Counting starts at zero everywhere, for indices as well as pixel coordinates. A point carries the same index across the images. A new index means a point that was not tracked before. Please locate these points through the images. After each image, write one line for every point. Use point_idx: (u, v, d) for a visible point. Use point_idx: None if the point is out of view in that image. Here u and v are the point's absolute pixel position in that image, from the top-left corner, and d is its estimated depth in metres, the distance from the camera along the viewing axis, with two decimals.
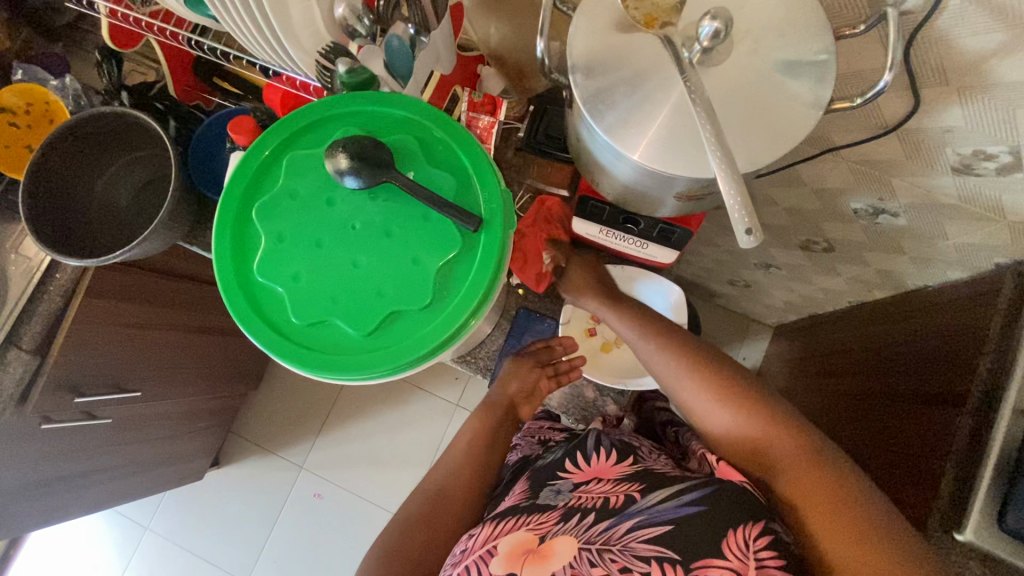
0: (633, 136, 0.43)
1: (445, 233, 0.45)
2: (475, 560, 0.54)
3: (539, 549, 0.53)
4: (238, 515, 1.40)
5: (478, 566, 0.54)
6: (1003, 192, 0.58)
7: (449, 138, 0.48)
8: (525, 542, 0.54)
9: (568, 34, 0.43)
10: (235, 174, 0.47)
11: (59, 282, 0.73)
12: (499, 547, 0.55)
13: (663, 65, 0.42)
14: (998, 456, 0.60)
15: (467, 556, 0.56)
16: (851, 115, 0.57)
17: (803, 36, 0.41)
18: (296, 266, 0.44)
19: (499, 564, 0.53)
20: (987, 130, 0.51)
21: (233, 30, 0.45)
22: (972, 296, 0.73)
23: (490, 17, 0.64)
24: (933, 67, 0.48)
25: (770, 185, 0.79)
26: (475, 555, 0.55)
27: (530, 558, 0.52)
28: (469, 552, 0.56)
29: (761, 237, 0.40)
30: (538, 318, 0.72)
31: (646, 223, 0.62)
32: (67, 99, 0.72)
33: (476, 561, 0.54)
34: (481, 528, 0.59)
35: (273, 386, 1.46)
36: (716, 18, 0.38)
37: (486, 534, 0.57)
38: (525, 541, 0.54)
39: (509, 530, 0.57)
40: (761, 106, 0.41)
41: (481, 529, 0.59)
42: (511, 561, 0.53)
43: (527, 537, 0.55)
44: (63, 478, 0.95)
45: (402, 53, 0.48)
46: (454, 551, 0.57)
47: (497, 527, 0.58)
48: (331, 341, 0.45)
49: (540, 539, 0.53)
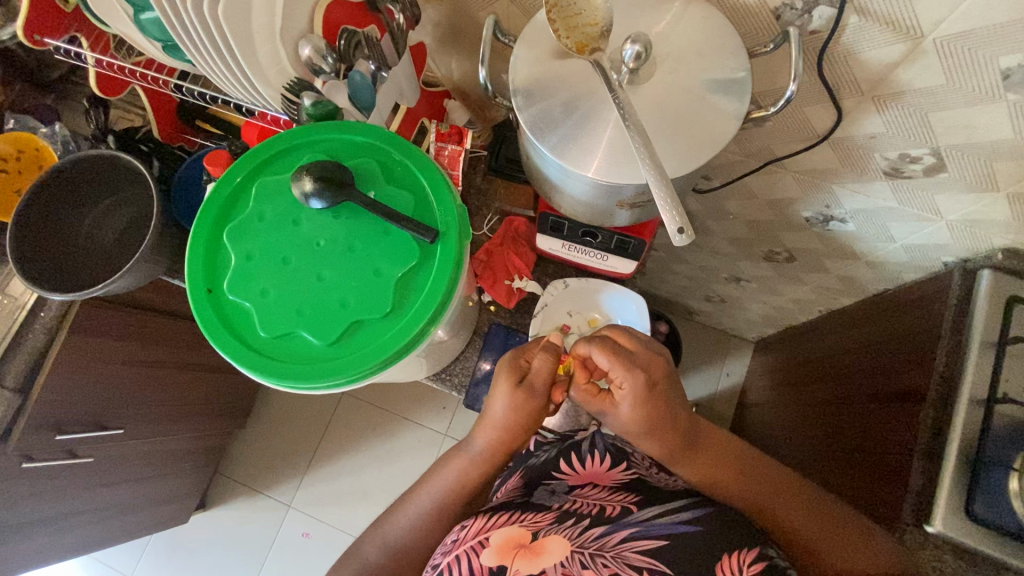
0: (574, 152, 0.46)
1: (404, 245, 0.48)
2: (466, 551, 0.54)
3: (530, 544, 0.53)
4: (225, 558, 1.37)
5: (468, 555, 0.54)
6: (935, 192, 0.62)
7: (407, 159, 0.52)
8: (518, 537, 0.55)
9: (511, 63, 0.48)
10: (206, 202, 0.50)
11: (44, 319, 0.74)
12: (490, 538, 0.55)
13: (596, 87, 0.47)
14: (958, 451, 0.61)
15: (458, 545, 0.56)
16: (785, 128, 0.62)
17: (721, 55, 0.46)
18: (263, 281, 0.47)
19: (491, 556, 0.53)
20: (908, 135, 0.56)
21: (209, 71, 0.49)
22: (929, 293, 0.75)
23: (450, 55, 0.69)
24: (848, 81, 0.52)
25: (726, 198, 0.84)
26: (466, 546, 0.55)
27: (522, 552, 0.53)
28: (460, 542, 0.56)
29: (692, 235, 0.43)
30: (510, 332, 0.73)
31: (603, 236, 0.66)
32: (56, 145, 0.77)
33: (467, 551, 0.54)
34: (474, 519, 0.60)
35: (260, 423, 1.46)
36: (636, 42, 0.43)
37: (477, 526, 0.58)
38: (518, 535, 0.55)
39: (501, 525, 0.57)
40: (685, 118, 0.45)
41: (473, 520, 0.60)
42: (502, 554, 0.53)
43: (520, 533, 0.55)
44: (45, 523, 0.93)
45: (365, 86, 0.53)
46: (445, 540, 0.58)
47: (488, 520, 0.59)
48: (296, 352, 0.47)
49: (532, 536, 0.54)
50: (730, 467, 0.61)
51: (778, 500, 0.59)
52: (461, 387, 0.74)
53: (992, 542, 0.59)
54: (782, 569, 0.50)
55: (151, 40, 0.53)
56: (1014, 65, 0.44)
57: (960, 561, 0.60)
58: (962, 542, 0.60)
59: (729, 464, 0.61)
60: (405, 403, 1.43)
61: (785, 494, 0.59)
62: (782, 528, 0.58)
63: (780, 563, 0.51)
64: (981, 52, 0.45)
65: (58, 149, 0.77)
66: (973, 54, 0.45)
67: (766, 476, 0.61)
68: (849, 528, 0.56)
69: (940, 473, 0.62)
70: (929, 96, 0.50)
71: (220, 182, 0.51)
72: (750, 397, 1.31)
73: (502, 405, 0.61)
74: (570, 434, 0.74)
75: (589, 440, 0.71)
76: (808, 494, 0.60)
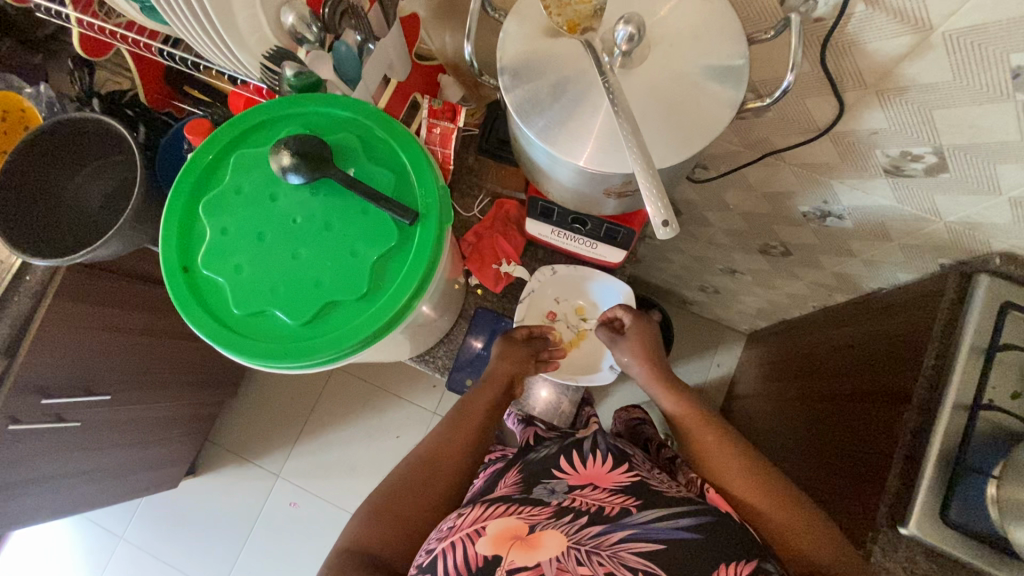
0: (560, 138, 0.45)
1: (382, 225, 0.47)
2: (462, 538, 0.54)
3: (528, 537, 0.53)
4: (214, 523, 1.40)
5: (464, 543, 0.53)
6: (933, 192, 0.60)
7: (390, 137, 0.50)
8: (516, 528, 0.54)
9: (499, 40, 0.46)
10: (182, 171, 0.48)
11: (29, 283, 0.74)
12: (487, 528, 0.55)
13: (586, 69, 0.45)
14: (938, 455, 0.61)
15: (453, 532, 0.55)
16: (785, 119, 0.60)
17: (718, 41, 0.44)
18: (238, 257, 0.46)
19: (486, 545, 0.52)
20: (910, 132, 0.54)
21: (186, 35, 0.47)
22: (923, 294, 0.74)
23: (444, 28, 0.67)
24: (851, 72, 0.50)
25: (723, 189, 0.82)
26: (463, 533, 0.54)
27: (518, 543, 0.52)
28: (456, 529, 0.55)
29: (677, 228, 0.42)
30: (494, 317, 0.73)
31: (593, 224, 0.64)
32: (41, 105, 0.75)
33: (464, 538, 0.54)
34: (470, 508, 0.59)
35: (251, 393, 1.46)
36: (629, 22, 0.41)
37: (475, 514, 0.57)
38: (515, 527, 0.54)
39: (498, 515, 0.57)
40: (677, 107, 0.44)
41: (470, 509, 0.59)
42: (498, 543, 0.52)
43: (517, 524, 0.55)
44: (30, 484, 0.94)
45: (350, 58, 0.52)
46: (439, 526, 0.57)
47: (485, 510, 0.58)
48: (267, 330, 0.46)
49: (528, 529, 0.54)
50: (694, 421, 0.67)
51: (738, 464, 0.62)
52: (445, 369, 0.75)
53: (964, 545, 0.60)
54: None
55: (129, 1, 0.51)
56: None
57: (931, 563, 0.61)
58: (932, 543, 0.60)
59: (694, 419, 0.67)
60: (394, 379, 1.44)
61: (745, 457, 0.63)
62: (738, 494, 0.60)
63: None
64: (991, 49, 0.43)
65: (43, 109, 0.75)
66: (982, 50, 0.43)
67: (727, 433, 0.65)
68: (806, 507, 0.57)
69: (917, 474, 0.62)
70: (934, 93, 0.48)
71: (197, 151, 0.49)
72: (739, 389, 1.30)
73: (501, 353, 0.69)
74: (572, 433, 0.73)
75: (586, 441, 0.68)
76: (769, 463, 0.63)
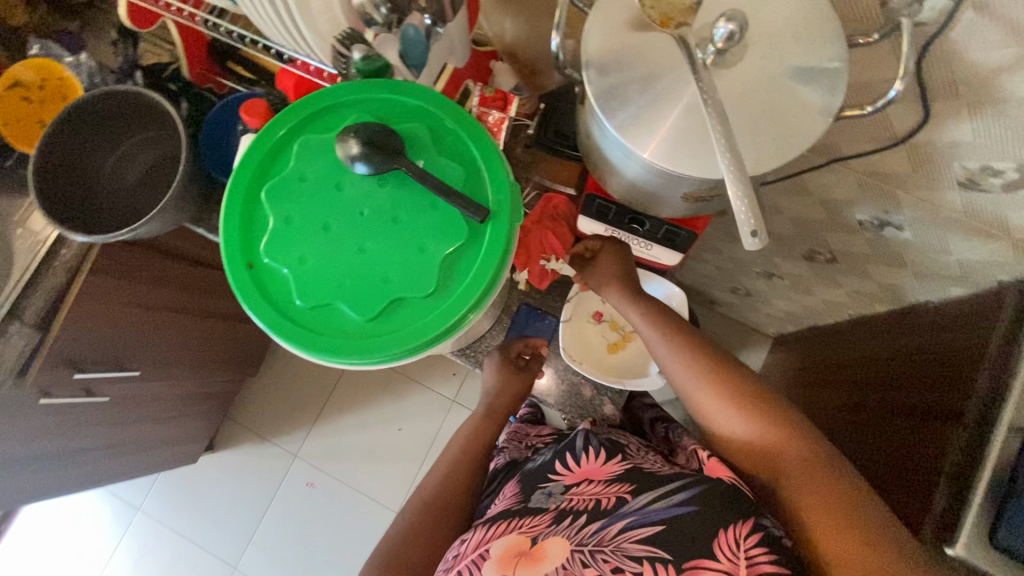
0: (644, 136, 0.43)
1: (451, 221, 0.45)
2: (469, 564, 0.55)
3: (530, 551, 0.53)
4: (230, 499, 1.41)
5: (472, 569, 0.54)
6: (1008, 209, 0.58)
7: (459, 128, 0.48)
8: (517, 545, 0.55)
9: (583, 32, 0.44)
10: (245, 156, 0.47)
11: (65, 257, 0.73)
12: (491, 550, 0.55)
13: (676, 66, 0.43)
14: (992, 475, 0.59)
15: (459, 561, 0.57)
16: (860, 126, 0.58)
17: (819, 42, 0.41)
18: (303, 248, 0.45)
19: (493, 567, 0.54)
20: (996, 146, 0.51)
21: (253, 13, 0.45)
22: (977, 310, 0.72)
23: (505, 14, 0.64)
24: (944, 80, 0.48)
25: (776, 192, 0.80)
26: (468, 559, 0.56)
27: (523, 561, 0.53)
28: (461, 557, 0.57)
29: (766, 240, 0.40)
30: (538, 316, 0.72)
31: (651, 224, 0.63)
32: (82, 76, 0.73)
33: (470, 564, 0.55)
34: (474, 531, 0.60)
35: (270, 373, 1.46)
36: (731, 20, 0.39)
37: (477, 539, 0.58)
38: (518, 543, 0.55)
39: (500, 533, 0.58)
40: (769, 111, 0.42)
41: (473, 532, 0.60)
42: (503, 564, 0.53)
43: (520, 539, 0.55)
44: (57, 455, 0.94)
45: (418, 41, 0.49)
46: (446, 557, 0.59)
47: (489, 530, 0.59)
48: (333, 325, 0.45)
49: (531, 542, 0.54)
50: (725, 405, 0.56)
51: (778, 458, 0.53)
52: (484, 365, 0.75)
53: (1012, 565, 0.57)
54: (778, 539, 0.49)
55: None
56: None
57: None
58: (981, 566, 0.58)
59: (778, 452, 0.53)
60: (415, 366, 1.43)
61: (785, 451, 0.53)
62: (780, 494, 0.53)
63: (774, 533, 0.49)
64: None
65: (83, 80, 0.74)
66: None
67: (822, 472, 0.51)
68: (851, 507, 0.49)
69: (969, 495, 0.60)
70: None
71: (260, 134, 0.48)
72: None
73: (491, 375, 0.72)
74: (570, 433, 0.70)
75: (573, 441, 0.66)
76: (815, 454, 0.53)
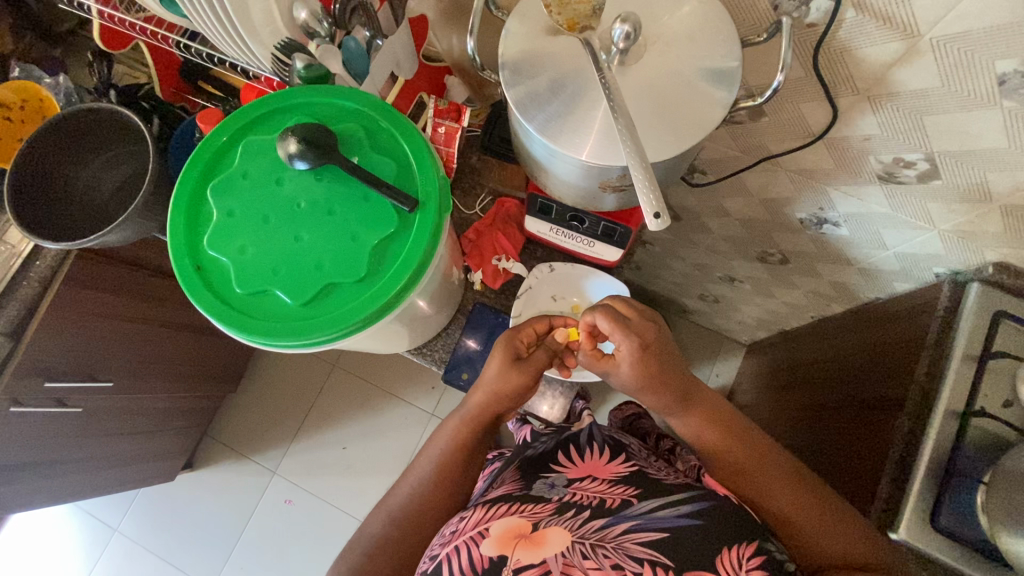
0: (559, 132, 0.46)
1: (382, 211, 0.48)
2: (465, 541, 0.55)
3: (531, 535, 0.53)
4: (208, 518, 1.40)
5: (468, 546, 0.54)
6: (926, 199, 0.61)
7: (392, 127, 0.52)
8: (517, 527, 0.54)
9: (501, 36, 0.48)
10: (193, 156, 0.50)
11: (39, 267, 0.76)
12: (490, 529, 0.55)
13: (583, 67, 0.46)
14: (930, 457, 0.61)
15: (457, 536, 0.56)
16: (781, 123, 0.61)
17: (713, 43, 0.45)
18: (241, 239, 0.48)
19: (492, 546, 0.53)
20: (902, 138, 0.55)
21: (203, 28, 0.49)
22: (918, 303, 0.74)
23: (451, 30, 0.69)
24: (844, 76, 0.52)
25: (722, 194, 0.83)
26: (466, 536, 0.55)
27: (522, 542, 0.52)
28: (460, 532, 0.57)
29: (667, 220, 0.43)
30: (493, 313, 0.74)
31: (591, 221, 0.66)
32: (60, 96, 0.78)
33: (467, 541, 0.54)
34: (472, 511, 0.60)
35: (250, 389, 1.47)
36: (625, 21, 0.42)
37: (477, 517, 0.58)
38: (519, 526, 0.54)
39: (500, 515, 0.57)
40: (672, 104, 0.45)
41: (472, 512, 0.60)
42: (501, 543, 0.53)
43: (520, 523, 0.55)
44: (29, 468, 0.95)
45: (359, 53, 0.54)
46: (444, 531, 0.58)
47: (488, 511, 0.58)
48: (268, 310, 0.48)
49: (532, 527, 0.54)
50: (700, 425, 0.62)
51: (752, 467, 0.59)
52: (441, 363, 0.76)
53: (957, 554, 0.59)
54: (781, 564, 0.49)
55: None
56: (1010, 70, 0.43)
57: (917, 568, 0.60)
58: (925, 551, 0.60)
59: (758, 461, 0.59)
60: (393, 380, 1.44)
61: (753, 460, 0.59)
62: (757, 496, 0.58)
63: (779, 558, 0.49)
64: (978, 55, 0.44)
65: (61, 100, 0.78)
66: (970, 56, 0.44)
67: (798, 484, 0.57)
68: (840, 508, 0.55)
69: (909, 481, 0.62)
70: (924, 99, 0.50)
71: (210, 134, 0.51)
72: (739, 399, 1.30)
73: (494, 371, 0.65)
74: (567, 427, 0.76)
75: (585, 437, 0.70)
76: (776, 459, 0.59)
